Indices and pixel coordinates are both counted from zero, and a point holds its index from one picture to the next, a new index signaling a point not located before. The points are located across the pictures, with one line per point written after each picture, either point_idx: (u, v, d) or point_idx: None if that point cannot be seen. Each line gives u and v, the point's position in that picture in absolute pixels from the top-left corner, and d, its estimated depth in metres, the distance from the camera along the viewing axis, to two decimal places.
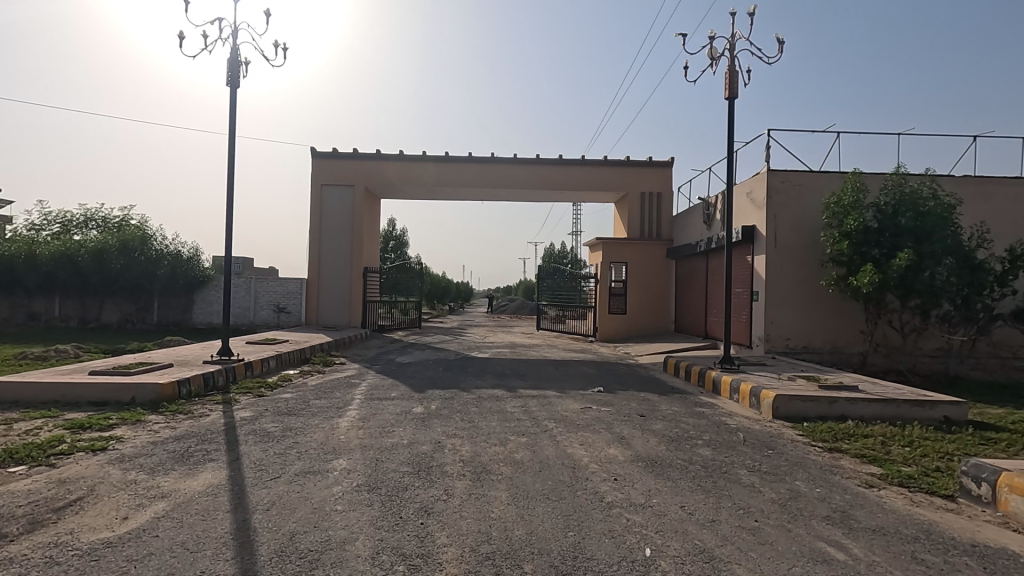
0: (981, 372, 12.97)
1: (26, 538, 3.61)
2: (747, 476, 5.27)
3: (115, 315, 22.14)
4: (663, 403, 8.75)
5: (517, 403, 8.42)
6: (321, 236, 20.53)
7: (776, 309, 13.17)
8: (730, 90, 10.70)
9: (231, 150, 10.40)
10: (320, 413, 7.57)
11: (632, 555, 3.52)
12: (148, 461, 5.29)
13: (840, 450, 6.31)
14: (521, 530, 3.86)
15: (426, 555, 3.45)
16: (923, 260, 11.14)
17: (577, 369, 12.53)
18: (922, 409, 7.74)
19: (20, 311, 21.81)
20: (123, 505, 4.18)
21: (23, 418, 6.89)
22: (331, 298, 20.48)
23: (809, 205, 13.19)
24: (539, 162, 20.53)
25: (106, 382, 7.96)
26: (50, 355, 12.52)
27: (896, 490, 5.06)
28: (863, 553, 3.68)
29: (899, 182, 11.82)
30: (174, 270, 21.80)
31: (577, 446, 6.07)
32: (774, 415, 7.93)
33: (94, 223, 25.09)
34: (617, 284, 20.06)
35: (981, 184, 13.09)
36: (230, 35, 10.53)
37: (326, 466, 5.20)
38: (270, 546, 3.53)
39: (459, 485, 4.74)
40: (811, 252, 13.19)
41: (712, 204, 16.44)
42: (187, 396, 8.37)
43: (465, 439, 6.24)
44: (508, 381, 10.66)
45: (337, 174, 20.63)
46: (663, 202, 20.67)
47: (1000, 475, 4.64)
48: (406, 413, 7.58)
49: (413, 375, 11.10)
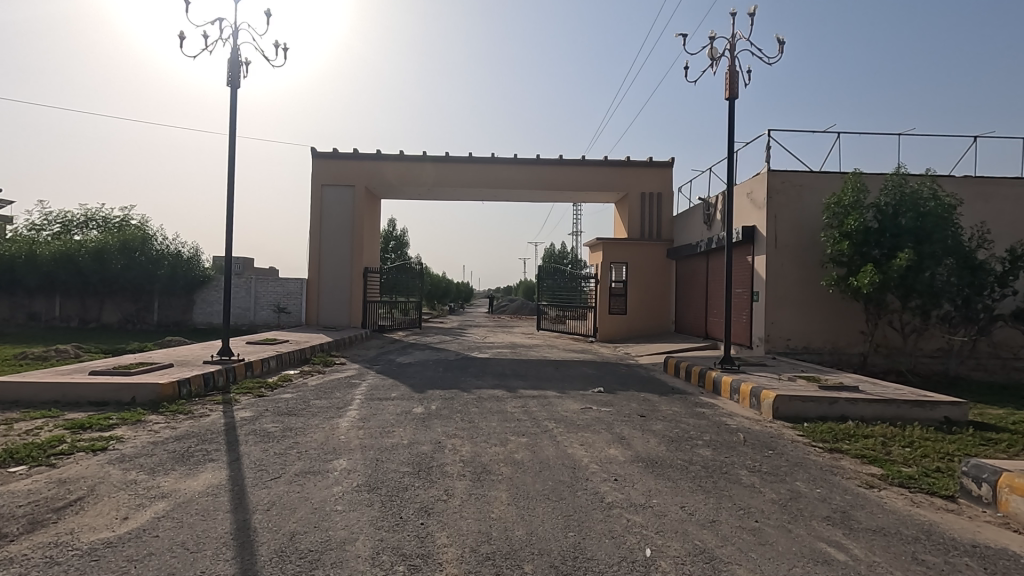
0: (981, 373, 12.96)
1: (27, 538, 3.61)
2: (748, 476, 5.27)
3: (115, 315, 22.16)
4: (664, 403, 8.76)
5: (518, 403, 8.43)
6: (321, 236, 20.52)
7: (776, 310, 13.17)
8: (730, 90, 10.69)
9: (231, 150, 10.41)
10: (321, 413, 7.58)
11: (633, 555, 3.52)
12: (148, 461, 5.29)
13: (841, 451, 6.30)
14: (521, 530, 3.86)
15: (426, 555, 3.45)
16: (924, 261, 11.14)
17: (577, 369, 12.54)
18: (923, 409, 7.74)
19: (20, 311, 21.83)
20: (123, 505, 4.18)
21: (23, 418, 6.89)
22: (331, 298, 20.48)
23: (810, 205, 13.18)
24: (539, 162, 20.54)
25: (106, 382, 7.97)
26: (51, 355, 12.54)
27: (896, 490, 5.06)
28: (863, 554, 3.68)
29: (899, 182, 11.82)
30: (174, 270, 21.80)
31: (577, 446, 6.07)
32: (774, 416, 7.93)
33: (95, 223, 25.11)
34: (617, 284, 20.06)
35: (981, 185, 13.09)
36: (231, 35, 10.55)
37: (326, 466, 5.21)
38: (270, 546, 3.53)
39: (459, 485, 4.74)
40: (811, 253, 13.19)
41: (712, 204, 16.43)
42: (187, 396, 8.37)
43: (465, 439, 6.24)
44: (508, 381, 10.67)
45: (337, 174, 20.63)
46: (663, 202, 20.68)
47: (1000, 476, 4.64)
48: (406, 413, 7.59)
49: (414, 375, 11.10)
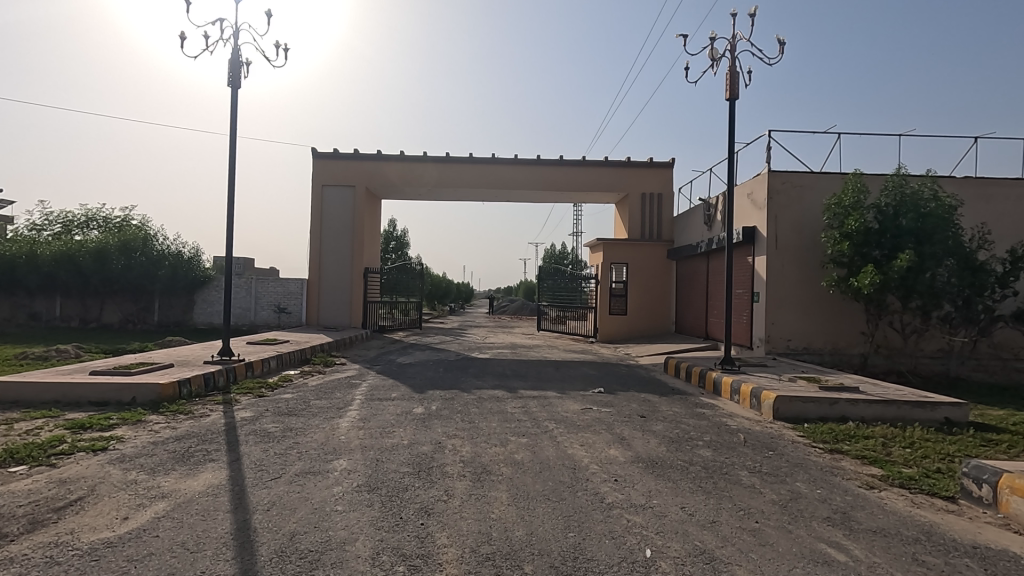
0: (982, 374, 12.95)
1: (27, 538, 3.61)
2: (748, 477, 5.27)
3: (116, 315, 22.17)
4: (664, 404, 8.76)
5: (518, 403, 8.45)
6: (322, 236, 20.53)
7: (777, 310, 13.17)
8: (730, 90, 10.69)
9: (232, 150, 10.43)
10: (321, 413, 7.60)
11: (633, 556, 3.52)
12: (148, 461, 5.30)
13: (841, 452, 6.30)
14: (521, 530, 3.86)
15: (427, 556, 3.45)
16: (924, 261, 11.15)
17: (577, 369, 12.56)
18: (923, 410, 7.74)
19: (21, 311, 21.84)
20: (123, 505, 4.18)
21: (24, 418, 6.91)
22: (331, 298, 20.48)
23: (809, 205, 13.18)
24: (539, 162, 20.55)
25: (106, 382, 7.97)
26: (51, 355, 12.55)
27: (896, 491, 5.05)
28: (863, 555, 3.68)
29: (900, 183, 11.81)
30: (175, 270, 21.82)
31: (577, 447, 6.08)
32: (774, 416, 7.93)
33: (96, 223, 25.14)
34: (618, 285, 20.05)
35: (982, 186, 13.09)
36: (232, 36, 10.59)
37: (327, 466, 5.21)
38: (270, 546, 3.53)
39: (460, 485, 4.74)
40: (811, 253, 13.19)
41: (713, 205, 16.43)
42: (187, 396, 8.37)
43: (465, 440, 6.24)
44: (508, 381, 10.69)
45: (338, 175, 20.65)
46: (663, 203, 20.67)
47: (1001, 476, 4.63)
48: (407, 413, 7.61)
49: (414, 375, 11.10)
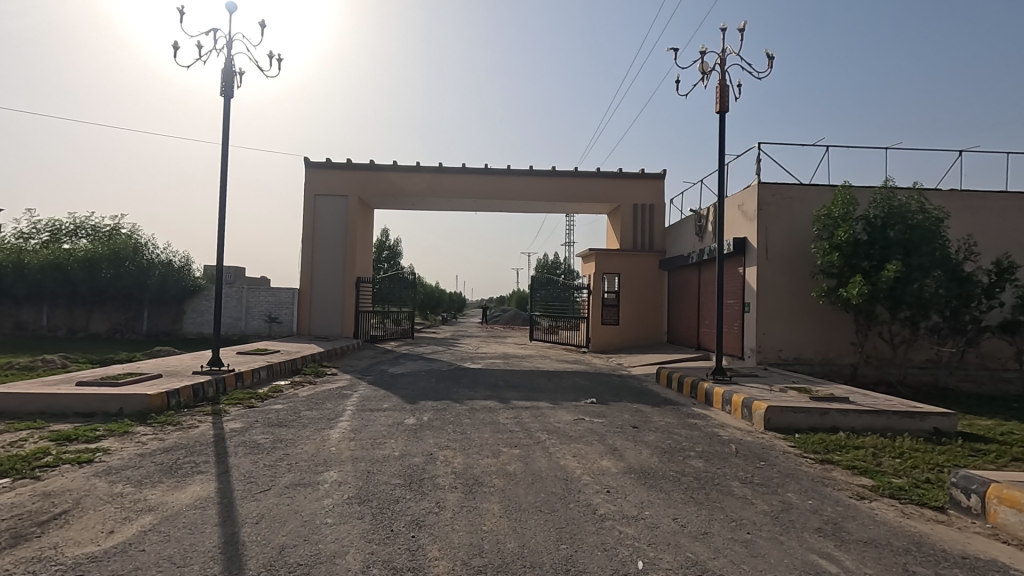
0: (970, 383, 13.06)
1: (8, 553, 3.54)
2: (740, 488, 5.27)
3: (104, 324, 21.97)
4: (656, 415, 8.74)
5: (510, 414, 8.39)
6: (313, 245, 20.46)
7: (767, 321, 13.23)
8: (720, 104, 10.80)
9: (223, 158, 10.41)
10: (311, 424, 7.51)
11: (624, 568, 3.51)
12: (136, 473, 5.25)
13: (832, 462, 6.31)
14: (513, 542, 3.84)
15: (417, 569, 3.42)
16: (913, 272, 11.27)
17: (570, 379, 12.50)
18: (913, 420, 7.78)
19: (8, 319, 21.65)
20: (109, 518, 4.13)
21: (8, 429, 6.83)
22: (322, 308, 20.37)
23: (799, 218, 13.29)
24: (533, 173, 20.61)
25: (92, 394, 7.84)
26: (37, 366, 12.39)
27: (887, 501, 5.07)
28: (854, 566, 3.68)
29: (888, 196, 11.91)
30: (165, 279, 21.59)
31: (569, 458, 6.05)
32: (766, 427, 7.91)
33: (84, 231, 24.87)
34: (610, 295, 20.08)
35: (967, 198, 13.27)
36: (225, 46, 10.59)
37: (316, 479, 5.15)
38: (259, 560, 3.48)
39: (451, 498, 4.70)
40: (802, 264, 13.31)
41: (705, 215, 16.54)
42: (175, 408, 8.27)
43: (457, 451, 6.19)
44: (500, 392, 10.62)
45: (330, 184, 20.58)
46: (655, 214, 20.78)
47: (989, 486, 4.67)
48: (398, 425, 7.53)
49: (404, 386, 10.98)
